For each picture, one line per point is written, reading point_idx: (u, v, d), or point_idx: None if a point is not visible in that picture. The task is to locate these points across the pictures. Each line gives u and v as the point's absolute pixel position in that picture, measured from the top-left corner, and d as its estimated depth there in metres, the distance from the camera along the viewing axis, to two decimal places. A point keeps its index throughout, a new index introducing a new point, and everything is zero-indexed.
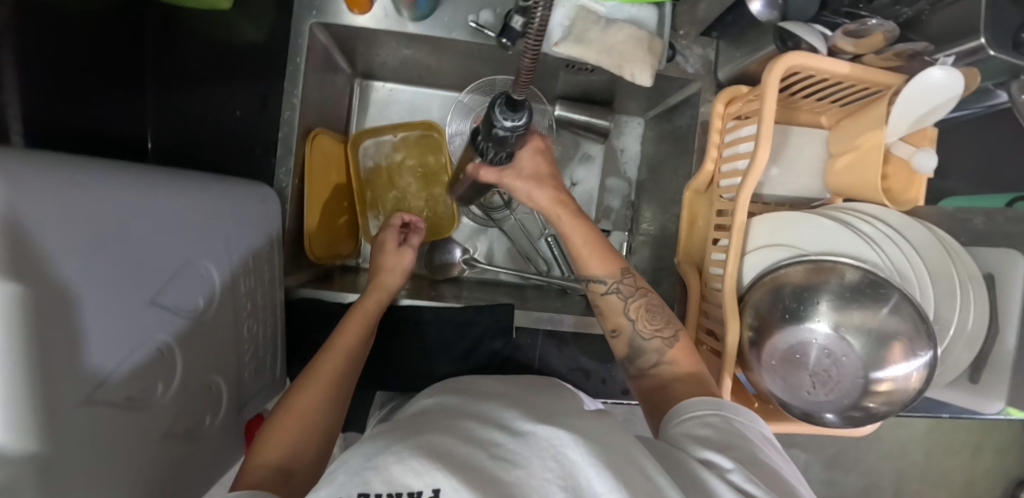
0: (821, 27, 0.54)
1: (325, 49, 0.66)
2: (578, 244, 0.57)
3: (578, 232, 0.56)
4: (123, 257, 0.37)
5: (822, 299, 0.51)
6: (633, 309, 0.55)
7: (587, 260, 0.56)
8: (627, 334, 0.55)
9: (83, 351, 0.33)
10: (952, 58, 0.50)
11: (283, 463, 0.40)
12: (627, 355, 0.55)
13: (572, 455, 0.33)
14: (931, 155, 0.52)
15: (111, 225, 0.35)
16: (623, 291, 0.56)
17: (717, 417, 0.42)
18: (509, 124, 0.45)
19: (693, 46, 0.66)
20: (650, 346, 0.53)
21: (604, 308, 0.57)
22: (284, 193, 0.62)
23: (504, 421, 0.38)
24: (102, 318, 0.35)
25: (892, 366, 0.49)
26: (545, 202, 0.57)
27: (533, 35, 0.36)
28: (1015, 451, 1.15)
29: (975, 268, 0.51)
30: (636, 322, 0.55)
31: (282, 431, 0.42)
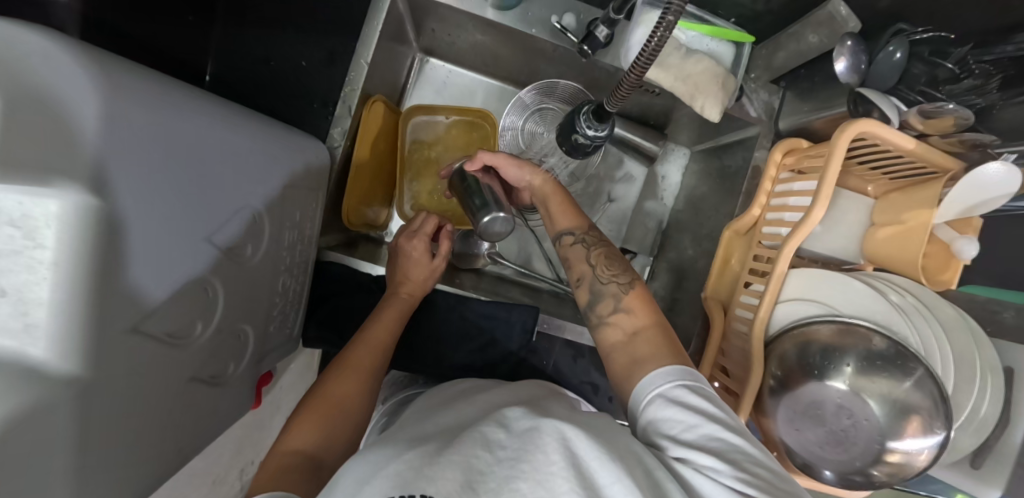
0: (897, 101, 0.56)
1: (401, 17, 0.65)
2: (552, 201, 0.61)
3: (552, 189, 0.61)
4: (188, 190, 0.36)
5: (848, 362, 0.52)
6: (595, 256, 0.56)
7: (558, 212, 0.59)
8: (588, 280, 0.55)
9: (135, 284, 0.32)
10: (1015, 156, 0.51)
11: (313, 451, 0.42)
12: (588, 303, 0.54)
13: (577, 446, 0.32)
14: (973, 244, 0.53)
15: (179, 154, 0.35)
16: (587, 242, 0.57)
17: (681, 392, 0.41)
18: (591, 133, 0.46)
19: (761, 91, 0.67)
20: (608, 292, 0.53)
21: (570, 259, 0.57)
22: (334, 154, 0.61)
23: (507, 418, 0.36)
24: (159, 251, 0.34)
25: (907, 439, 0.50)
26: (536, 169, 0.63)
27: (647, 53, 0.36)
28: None
29: (996, 360, 0.53)
30: (595, 268, 0.55)
31: (314, 418, 0.45)
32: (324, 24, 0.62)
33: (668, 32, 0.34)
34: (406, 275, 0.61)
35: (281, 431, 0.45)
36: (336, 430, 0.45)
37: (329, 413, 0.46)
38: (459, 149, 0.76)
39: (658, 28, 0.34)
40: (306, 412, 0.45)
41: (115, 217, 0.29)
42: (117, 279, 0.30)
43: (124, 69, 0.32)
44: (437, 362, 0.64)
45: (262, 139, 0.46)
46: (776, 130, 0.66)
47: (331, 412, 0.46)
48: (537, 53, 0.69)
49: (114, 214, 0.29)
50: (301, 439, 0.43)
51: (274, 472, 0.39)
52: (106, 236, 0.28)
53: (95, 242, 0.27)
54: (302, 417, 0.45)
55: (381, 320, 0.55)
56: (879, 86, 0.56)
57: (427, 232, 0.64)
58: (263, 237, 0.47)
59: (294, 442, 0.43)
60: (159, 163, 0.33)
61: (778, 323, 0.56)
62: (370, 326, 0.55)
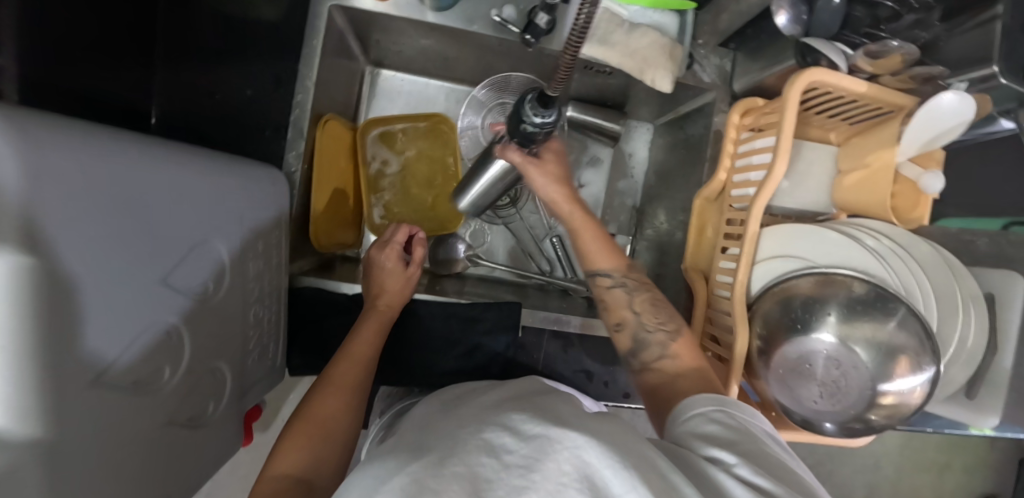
0: (843, 45, 0.55)
1: (342, 33, 0.65)
2: (587, 242, 0.58)
3: (587, 228, 0.58)
4: (134, 233, 0.35)
5: (830, 311, 0.52)
6: (638, 302, 0.54)
7: (594, 253, 0.57)
8: (631, 326, 0.53)
9: (86, 340, 0.31)
10: (965, 84, 0.51)
11: (302, 476, 0.42)
12: (631, 348, 0.53)
13: (589, 456, 0.30)
14: (938, 178, 0.53)
15: (121, 198, 0.34)
16: (628, 286, 0.55)
17: (723, 413, 0.40)
18: (538, 121, 0.45)
19: (711, 56, 0.67)
20: (654, 338, 0.52)
21: (608, 303, 0.56)
22: (293, 178, 0.60)
23: (514, 423, 0.34)
24: (110, 300, 0.33)
25: (898, 379, 0.50)
26: (557, 196, 0.58)
27: (577, 32, 0.35)
28: (981, 474, 1.22)
29: (976, 288, 0.52)
30: (640, 314, 0.53)
31: (298, 442, 0.44)
32: (268, 48, 0.62)
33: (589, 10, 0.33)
34: (382, 287, 0.60)
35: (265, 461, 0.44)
36: (324, 451, 0.45)
37: (314, 436, 0.45)
38: (421, 157, 0.76)
39: (580, 7, 0.33)
40: (288, 439, 0.45)
41: (58, 275, 0.28)
42: (69, 338, 0.29)
43: (47, 121, 0.30)
44: (427, 370, 0.64)
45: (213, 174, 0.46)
46: (731, 92, 0.67)
47: (314, 434, 0.45)
48: (484, 49, 0.68)
49: (56, 272, 0.28)
50: (290, 462, 0.43)
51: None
52: (49, 297, 0.27)
53: (36, 306, 0.26)
54: (290, 440, 0.45)
55: (361, 337, 0.54)
56: (823, 34, 0.55)
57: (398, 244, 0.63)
58: (225, 273, 0.46)
59: (280, 468, 0.42)
60: (102, 214, 0.32)
61: (759, 280, 0.56)
62: (354, 338, 0.54)
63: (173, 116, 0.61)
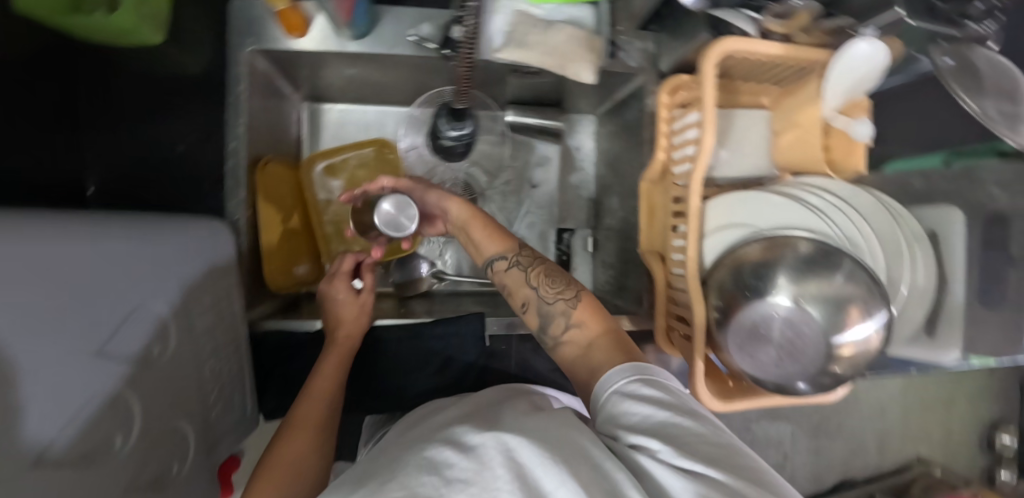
0: (750, 11, 0.54)
1: (267, 75, 0.66)
2: (476, 230, 0.57)
3: (476, 221, 0.58)
4: (66, 306, 0.34)
5: (780, 273, 0.51)
6: (533, 276, 0.52)
7: (483, 240, 0.56)
8: (533, 303, 0.52)
9: (22, 426, 0.29)
10: (876, 28, 0.52)
11: None
12: (540, 326, 0.52)
13: (523, 456, 0.30)
14: (865, 125, 0.54)
15: (47, 277, 0.32)
16: (522, 263, 0.54)
17: (636, 383, 0.39)
18: None
19: (634, 40, 0.67)
20: (554, 312, 0.50)
21: (508, 285, 0.54)
22: (237, 226, 0.61)
23: (456, 437, 0.34)
24: (47, 382, 0.32)
25: (851, 330, 0.49)
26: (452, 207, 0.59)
27: None
28: (982, 401, 1.27)
29: (918, 227, 0.53)
30: (538, 287, 0.52)
31: (263, 493, 0.44)
32: (200, 103, 0.63)
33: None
34: (339, 319, 0.60)
35: None
36: (292, 493, 0.44)
37: (281, 480, 0.45)
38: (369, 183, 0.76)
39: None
40: (254, 490, 0.44)
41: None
42: (10, 429, 0.28)
43: None
44: (402, 393, 0.64)
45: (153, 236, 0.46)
46: (659, 72, 0.67)
47: (281, 480, 0.45)
48: (412, 69, 0.69)
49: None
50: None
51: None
52: None
53: None
54: (257, 488, 0.44)
55: (323, 372, 0.55)
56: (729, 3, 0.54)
57: (347, 274, 0.63)
58: (170, 333, 0.46)
59: None
60: (39, 293, 0.31)
61: (710, 253, 0.56)
62: (315, 376, 0.54)
63: (112, 184, 0.62)
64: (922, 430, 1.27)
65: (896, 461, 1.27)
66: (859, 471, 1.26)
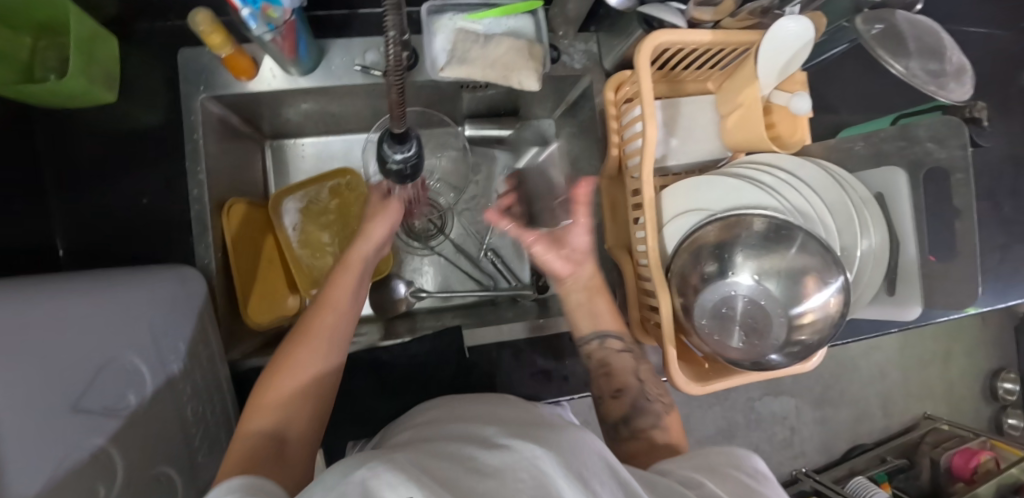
0: (676, 3, 0.57)
1: (224, 119, 0.68)
2: (597, 303, 0.60)
3: (602, 295, 0.60)
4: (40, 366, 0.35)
5: (737, 253, 0.53)
6: (642, 372, 0.59)
7: (607, 317, 0.60)
8: (631, 394, 0.57)
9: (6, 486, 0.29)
10: (799, 6, 0.55)
11: (275, 431, 0.42)
12: (623, 415, 0.56)
13: (547, 466, 0.28)
14: (804, 98, 0.56)
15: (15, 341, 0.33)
16: (632, 351, 0.59)
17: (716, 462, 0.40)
18: (400, 157, 0.47)
19: (575, 43, 0.69)
20: (654, 411, 0.56)
21: (614, 366, 0.58)
22: (209, 270, 0.62)
23: (486, 443, 0.33)
24: (27, 444, 0.32)
25: (809, 298, 0.51)
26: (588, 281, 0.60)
27: (396, 65, 0.36)
28: (972, 353, 1.34)
29: (865, 191, 0.54)
30: (643, 383, 0.58)
31: (275, 391, 0.45)
32: (160, 155, 0.64)
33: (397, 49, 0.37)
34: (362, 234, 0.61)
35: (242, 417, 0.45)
36: (298, 407, 0.45)
37: (295, 385, 0.45)
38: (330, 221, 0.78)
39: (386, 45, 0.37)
40: (267, 391, 0.45)
41: None
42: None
43: None
44: (388, 415, 0.64)
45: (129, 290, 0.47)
46: (604, 71, 0.69)
47: (295, 384, 0.46)
48: (364, 96, 0.70)
49: None
50: (265, 419, 0.43)
51: (240, 456, 0.39)
52: None
53: None
54: (265, 390, 0.45)
55: (339, 284, 0.55)
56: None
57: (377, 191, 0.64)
58: (146, 382, 0.47)
59: (254, 421, 0.43)
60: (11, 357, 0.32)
61: (670, 242, 0.57)
62: (332, 293, 0.54)
63: (81, 244, 0.62)
64: (923, 387, 1.31)
65: (904, 421, 1.30)
66: (869, 438, 1.28)
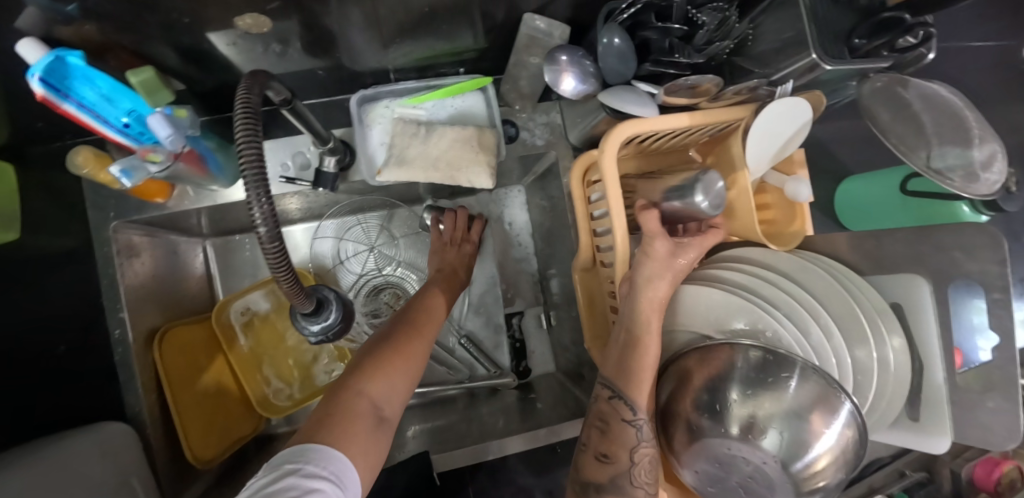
0: (646, 85, 0.48)
1: (143, 238, 0.60)
2: (646, 355, 0.45)
3: (654, 344, 0.45)
4: None
5: (731, 391, 0.44)
6: (643, 453, 0.46)
7: (642, 384, 0.45)
8: (620, 467, 0.46)
9: None
10: (791, 80, 0.45)
11: (382, 405, 0.40)
12: (604, 484, 0.47)
13: None
14: (803, 187, 0.47)
15: None
16: (643, 430, 0.46)
17: None
18: (316, 328, 0.39)
19: (535, 116, 0.60)
20: (632, 496, 0.46)
21: (613, 431, 0.47)
22: (140, 418, 0.56)
23: None
24: None
25: (818, 442, 0.42)
26: (656, 305, 0.46)
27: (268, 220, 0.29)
28: None
29: (880, 299, 0.46)
30: (636, 464, 0.46)
31: (390, 364, 0.42)
32: (64, 288, 0.53)
33: (272, 206, 0.29)
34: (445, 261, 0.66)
35: (345, 373, 0.41)
36: (400, 389, 0.42)
37: (407, 368, 0.44)
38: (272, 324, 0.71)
39: (250, 207, 0.28)
40: (384, 359, 0.42)
41: None
42: None
43: None
44: None
45: (41, 495, 0.40)
46: (571, 145, 0.60)
47: (408, 369, 0.44)
48: (302, 197, 0.62)
49: None
50: (373, 387, 0.40)
51: (343, 417, 0.36)
52: None
53: None
54: (378, 359, 0.42)
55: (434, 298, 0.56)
56: (620, 79, 0.48)
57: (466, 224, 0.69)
58: None
59: (369, 386, 0.40)
60: None
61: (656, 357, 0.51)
62: (426, 308, 0.54)
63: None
64: None
65: None
66: None
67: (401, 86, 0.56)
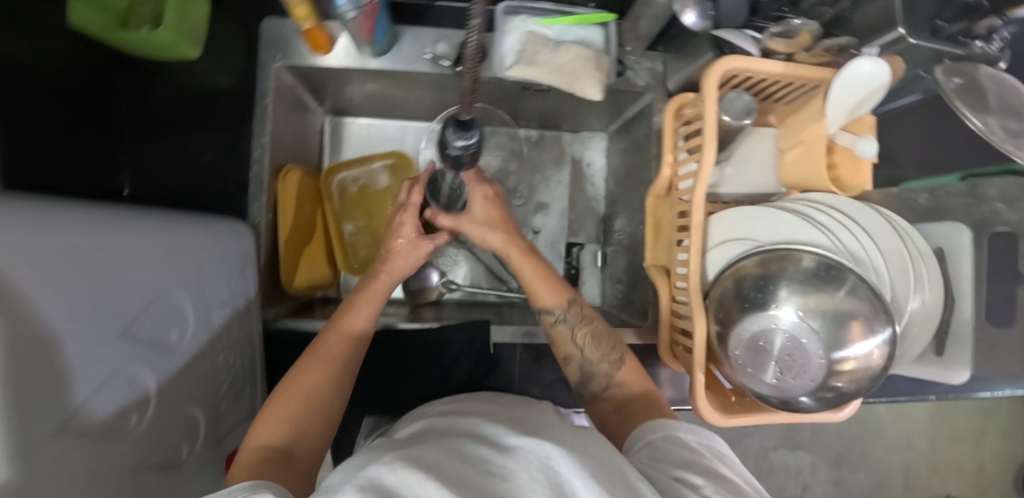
0: (751, 31, 0.57)
1: (293, 89, 0.70)
2: (528, 278, 0.59)
3: (527, 267, 0.59)
4: (104, 294, 0.37)
5: (782, 286, 0.52)
6: (581, 336, 0.54)
7: (539, 290, 0.57)
8: (577, 360, 0.54)
9: (74, 366, 0.34)
10: (877, 49, 0.53)
11: (281, 446, 0.44)
12: (580, 380, 0.54)
13: (558, 463, 0.33)
14: (871, 142, 0.54)
15: (82, 254, 0.35)
16: (570, 320, 0.56)
17: (664, 436, 0.42)
18: (461, 143, 0.48)
19: (641, 60, 0.70)
20: (602, 373, 0.53)
21: (554, 338, 0.56)
22: (257, 229, 0.65)
23: (494, 437, 0.39)
24: (86, 352, 0.35)
25: (854, 345, 0.50)
26: (498, 243, 0.61)
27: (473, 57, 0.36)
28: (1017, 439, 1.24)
29: (925, 244, 0.52)
30: (583, 348, 0.54)
31: (275, 414, 0.46)
32: (215, 120, 0.68)
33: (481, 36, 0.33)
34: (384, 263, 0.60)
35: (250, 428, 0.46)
36: (305, 425, 0.46)
37: (293, 409, 0.47)
38: (370, 199, 0.81)
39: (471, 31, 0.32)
40: (265, 413, 0.46)
41: (58, 298, 0.32)
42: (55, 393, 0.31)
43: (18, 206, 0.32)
44: (404, 396, 0.65)
45: (179, 239, 0.48)
46: (667, 91, 0.69)
47: (296, 407, 0.47)
48: (429, 86, 0.73)
49: (52, 309, 0.31)
50: (265, 436, 0.44)
51: (245, 467, 0.41)
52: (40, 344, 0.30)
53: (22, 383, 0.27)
54: (301, 372, 0.49)
55: (355, 311, 0.56)
56: (732, 24, 0.57)
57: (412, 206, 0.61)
58: (187, 321, 0.48)
59: (263, 437, 0.44)
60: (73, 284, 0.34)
61: (714, 267, 0.58)
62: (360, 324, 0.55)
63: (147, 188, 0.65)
64: (950, 463, 1.21)
65: (924, 488, 1.20)
66: None
67: (539, 6, 0.66)
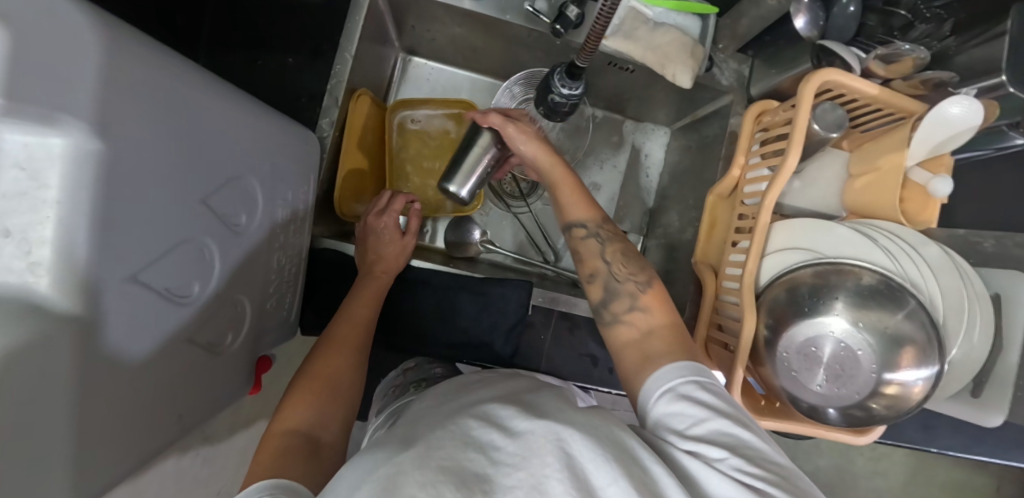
0: (856, 49, 0.57)
1: (381, 14, 0.69)
2: (564, 193, 0.58)
3: (565, 180, 0.58)
4: (191, 153, 0.36)
5: (839, 297, 0.54)
6: (609, 251, 0.54)
7: (570, 203, 0.57)
8: (603, 275, 0.53)
9: (156, 218, 0.34)
10: (975, 91, 0.54)
11: (307, 432, 0.42)
12: (601, 300, 0.52)
13: (574, 448, 0.28)
14: (947, 182, 0.55)
15: (177, 106, 0.34)
16: (601, 235, 0.55)
17: (692, 388, 0.39)
18: (566, 91, 0.48)
19: (730, 61, 0.70)
20: (622, 291, 0.51)
21: (581, 253, 0.55)
22: (323, 143, 0.64)
23: (497, 417, 0.32)
24: (166, 210, 0.35)
25: (903, 369, 0.53)
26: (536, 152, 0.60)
27: (605, 10, 0.35)
28: None
29: (982, 288, 0.55)
30: (612, 263, 0.53)
31: (301, 400, 0.45)
32: (301, 23, 0.70)
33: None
34: (379, 254, 0.63)
35: (272, 416, 0.44)
36: (328, 412, 0.45)
37: (318, 391, 0.47)
38: (427, 142, 0.79)
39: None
40: (290, 400, 0.45)
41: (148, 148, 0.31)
42: (130, 239, 0.31)
43: (137, 38, 0.31)
44: (437, 338, 0.66)
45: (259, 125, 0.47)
46: (747, 96, 0.69)
47: (320, 391, 0.47)
48: (514, 41, 0.72)
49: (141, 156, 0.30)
50: (292, 421, 0.43)
51: (271, 452, 0.39)
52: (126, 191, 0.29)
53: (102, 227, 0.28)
54: (318, 360, 0.50)
55: (362, 299, 0.57)
56: (838, 38, 0.59)
57: (393, 212, 0.66)
58: (255, 207, 0.48)
59: (289, 422, 0.43)
60: (168, 136, 0.33)
61: (767, 274, 0.56)
62: (366, 313, 0.56)
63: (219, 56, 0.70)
64: None
65: None
66: None
67: None
